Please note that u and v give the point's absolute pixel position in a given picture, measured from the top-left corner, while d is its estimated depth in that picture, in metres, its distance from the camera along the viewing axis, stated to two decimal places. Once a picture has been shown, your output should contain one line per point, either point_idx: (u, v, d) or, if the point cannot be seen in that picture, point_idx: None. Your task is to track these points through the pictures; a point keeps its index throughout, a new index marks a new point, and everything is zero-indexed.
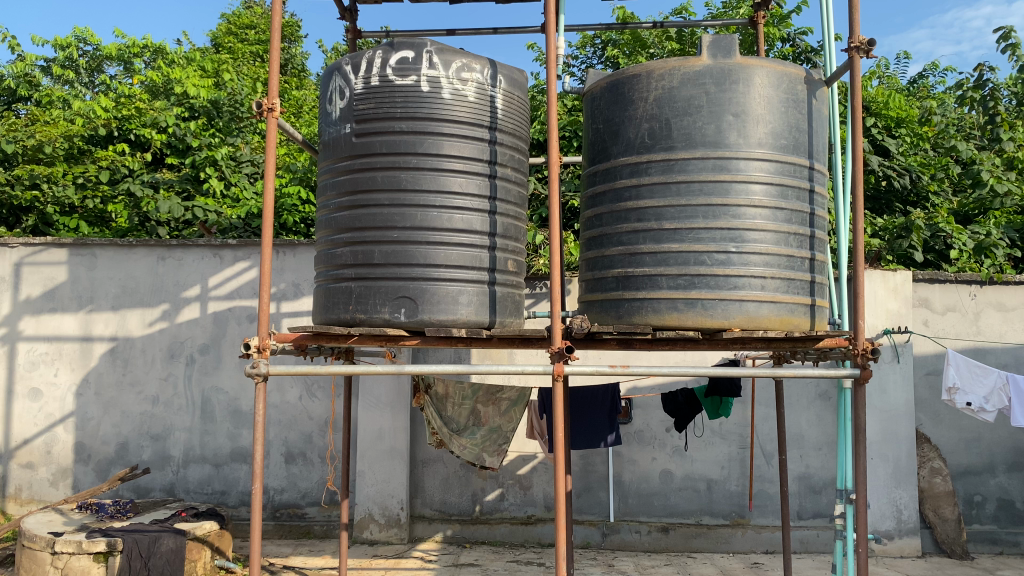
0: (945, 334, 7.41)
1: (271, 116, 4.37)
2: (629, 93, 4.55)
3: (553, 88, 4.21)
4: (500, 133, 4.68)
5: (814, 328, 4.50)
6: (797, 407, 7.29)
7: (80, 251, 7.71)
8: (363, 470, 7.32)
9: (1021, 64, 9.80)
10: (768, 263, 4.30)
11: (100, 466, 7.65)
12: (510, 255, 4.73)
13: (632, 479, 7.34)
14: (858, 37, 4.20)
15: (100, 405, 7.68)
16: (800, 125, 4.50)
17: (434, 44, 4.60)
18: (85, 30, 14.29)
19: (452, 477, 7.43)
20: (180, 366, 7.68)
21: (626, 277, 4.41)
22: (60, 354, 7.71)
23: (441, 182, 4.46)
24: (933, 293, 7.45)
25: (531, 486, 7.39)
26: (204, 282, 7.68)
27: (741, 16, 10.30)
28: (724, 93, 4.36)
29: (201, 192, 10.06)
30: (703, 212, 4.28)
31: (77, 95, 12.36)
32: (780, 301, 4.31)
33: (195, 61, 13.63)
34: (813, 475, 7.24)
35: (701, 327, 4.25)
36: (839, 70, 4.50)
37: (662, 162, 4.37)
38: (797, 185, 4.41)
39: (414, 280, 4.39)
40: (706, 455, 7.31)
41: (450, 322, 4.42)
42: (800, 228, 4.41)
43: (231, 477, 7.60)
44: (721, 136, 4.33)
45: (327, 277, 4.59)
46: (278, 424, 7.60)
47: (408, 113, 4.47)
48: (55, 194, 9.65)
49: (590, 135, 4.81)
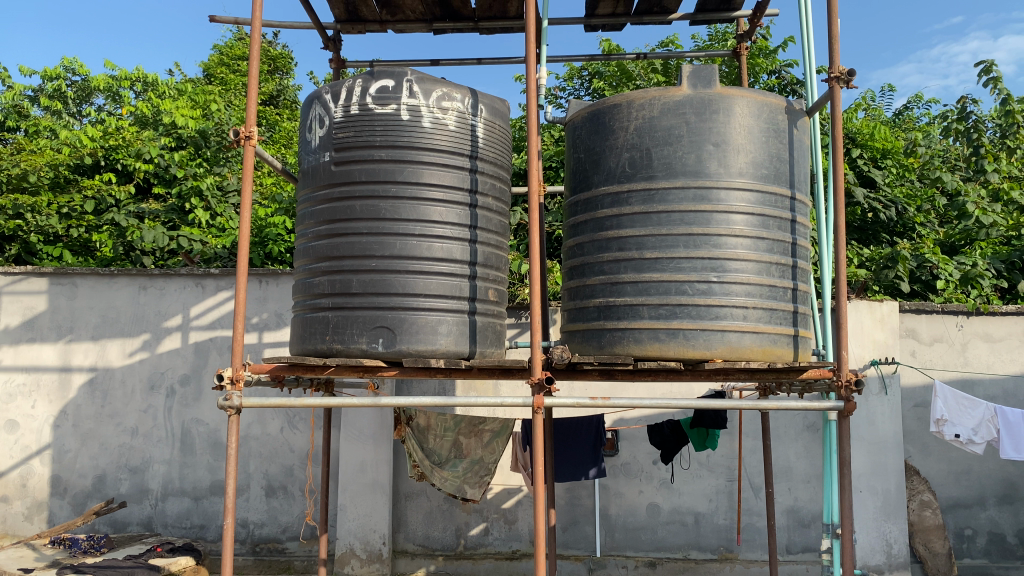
0: (933, 365, 7.35)
1: (249, 144, 4.33)
2: (611, 122, 4.53)
3: (534, 119, 4.19)
4: (481, 161, 4.65)
5: (798, 359, 4.44)
6: (785, 438, 7.20)
7: (61, 280, 7.63)
8: (344, 503, 7.19)
9: (1002, 96, 9.98)
10: (750, 293, 4.25)
11: (76, 500, 7.50)
12: (491, 284, 4.68)
13: (618, 513, 7.22)
14: (838, 67, 4.23)
15: (78, 438, 7.55)
16: (781, 154, 4.48)
17: (415, 73, 4.58)
18: (74, 60, 14.33)
19: (436, 511, 7.31)
20: (160, 398, 7.56)
21: (607, 307, 4.36)
22: (37, 385, 7.58)
23: (421, 211, 4.42)
24: (920, 324, 7.39)
25: (516, 520, 7.26)
26: (186, 311, 7.59)
27: (727, 48, 10.53)
28: (704, 123, 4.35)
29: (186, 223, 10.03)
30: (685, 241, 4.24)
31: (66, 125, 12.35)
32: (762, 331, 4.26)
33: (186, 92, 13.59)
34: (802, 508, 7.14)
35: (683, 358, 4.19)
36: (819, 100, 4.49)
37: (643, 191, 4.34)
38: (778, 214, 4.39)
39: (393, 310, 4.34)
40: (694, 488, 7.21)
41: (429, 352, 4.35)
42: (782, 258, 4.37)
43: (211, 511, 7.45)
44: (703, 166, 4.31)
45: (305, 307, 4.53)
46: (259, 456, 7.48)
47: (387, 141, 4.44)
48: (38, 223, 9.61)
49: (571, 165, 4.78)
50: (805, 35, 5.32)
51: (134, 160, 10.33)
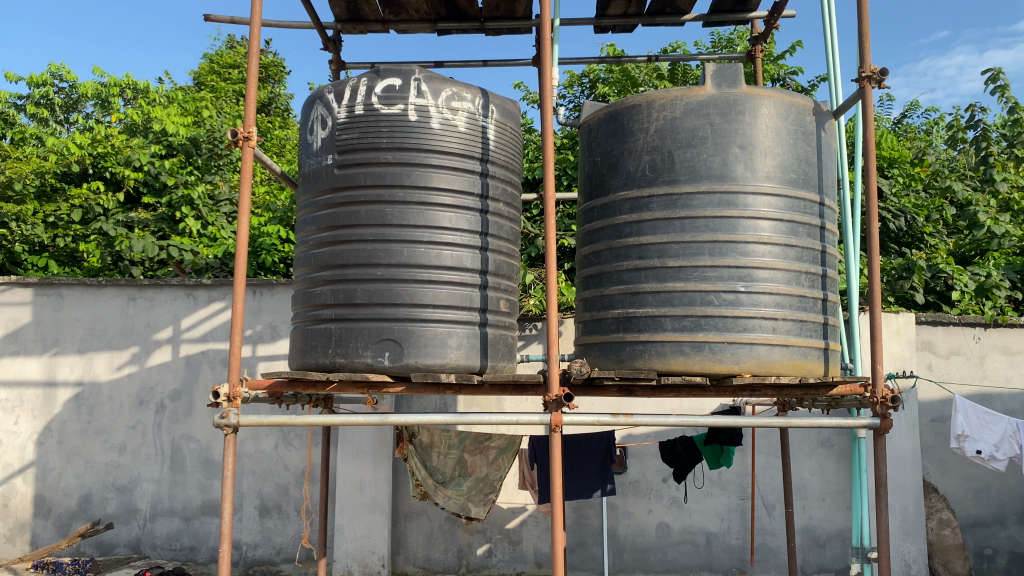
0: (950, 379, 7.13)
1: (247, 146, 4.08)
2: (629, 124, 4.30)
3: (547, 126, 3.98)
4: (491, 165, 4.41)
5: (828, 374, 4.20)
6: (800, 455, 6.93)
7: (46, 290, 7.34)
8: (341, 524, 6.88)
9: (1010, 105, 9.83)
10: (779, 304, 4.02)
11: (60, 521, 7.18)
12: (503, 294, 4.42)
13: (627, 533, 6.95)
14: (870, 66, 4.02)
15: (63, 456, 7.23)
16: (810, 158, 4.25)
17: (423, 72, 4.35)
18: (61, 66, 14.03)
19: (437, 532, 7.01)
20: (149, 414, 7.25)
21: (627, 319, 4.11)
22: (21, 400, 7.27)
23: (430, 217, 4.16)
24: (937, 336, 7.17)
25: (520, 541, 6.98)
26: (176, 323, 7.29)
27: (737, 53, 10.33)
28: (730, 124, 4.12)
29: (177, 232, 9.74)
30: (710, 249, 4.00)
31: (53, 133, 12.09)
32: (792, 345, 4.02)
33: (176, 100, 13.29)
34: (816, 527, 6.89)
35: (709, 372, 3.95)
36: (848, 101, 4.28)
37: (664, 196, 4.11)
38: (807, 221, 4.16)
39: (400, 322, 4.08)
40: (705, 507, 6.95)
41: (438, 366, 4.09)
42: (812, 267, 4.14)
43: (202, 531, 7.13)
44: (728, 169, 4.07)
45: (306, 318, 4.27)
46: (252, 475, 7.18)
47: (394, 143, 4.19)
48: (23, 233, 9.30)
49: (586, 169, 4.55)
50: (833, 73, 5.66)
51: (124, 168, 10.01)
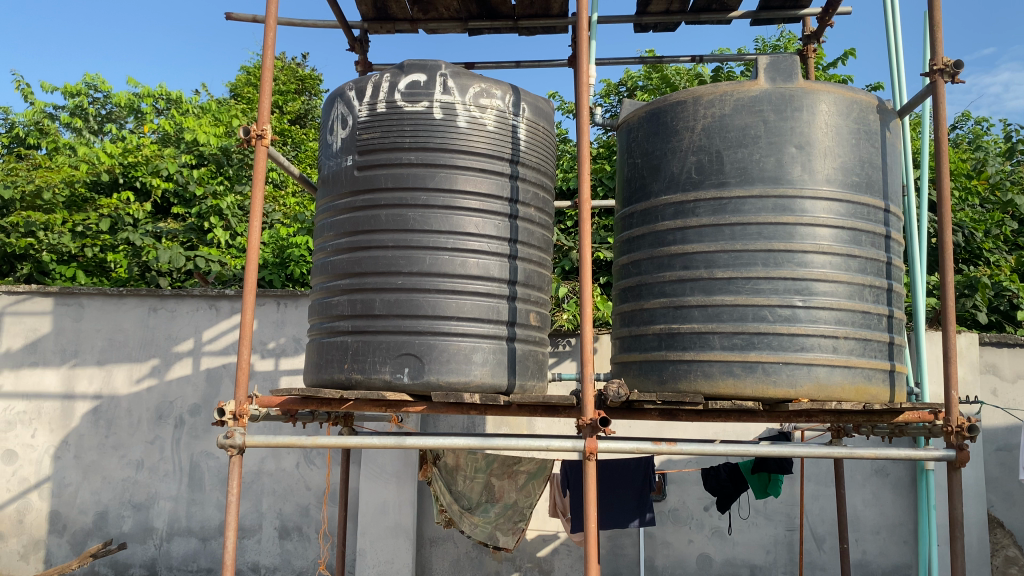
0: (1017, 405, 6.61)
1: (260, 145, 3.80)
2: (673, 123, 3.94)
3: (585, 139, 3.60)
4: (522, 167, 4.08)
5: (893, 400, 3.78)
6: (852, 484, 6.45)
7: (67, 300, 7.16)
8: (363, 548, 6.55)
9: None
10: (840, 320, 3.62)
11: (75, 539, 6.96)
12: (533, 307, 4.08)
13: (665, 564, 6.53)
14: (943, 58, 3.60)
15: (80, 471, 7.02)
16: (873, 160, 3.86)
17: (450, 67, 4.04)
18: (97, 77, 14.06)
19: (463, 559, 6.65)
20: (168, 429, 7.01)
21: (670, 335, 3.74)
22: (38, 413, 7.07)
23: (454, 222, 3.84)
24: (1002, 358, 6.67)
25: (552, 571, 6.59)
26: (198, 335, 7.06)
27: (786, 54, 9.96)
28: (785, 122, 3.75)
29: (205, 242, 9.57)
30: (763, 259, 3.62)
31: (86, 142, 12.16)
32: (854, 366, 3.62)
33: (209, 110, 13.18)
34: (870, 562, 6.41)
35: (761, 396, 3.55)
36: (916, 98, 3.88)
37: (712, 200, 3.74)
38: (870, 229, 3.76)
39: (420, 335, 3.75)
40: (750, 538, 6.50)
41: (462, 385, 3.75)
42: (876, 280, 3.74)
43: (219, 553, 6.86)
44: (783, 171, 3.70)
45: (322, 330, 3.96)
46: (273, 494, 6.89)
47: (417, 143, 3.88)
48: (51, 242, 9.10)
49: (625, 173, 4.20)
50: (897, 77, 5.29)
51: (153, 177, 10.00)
